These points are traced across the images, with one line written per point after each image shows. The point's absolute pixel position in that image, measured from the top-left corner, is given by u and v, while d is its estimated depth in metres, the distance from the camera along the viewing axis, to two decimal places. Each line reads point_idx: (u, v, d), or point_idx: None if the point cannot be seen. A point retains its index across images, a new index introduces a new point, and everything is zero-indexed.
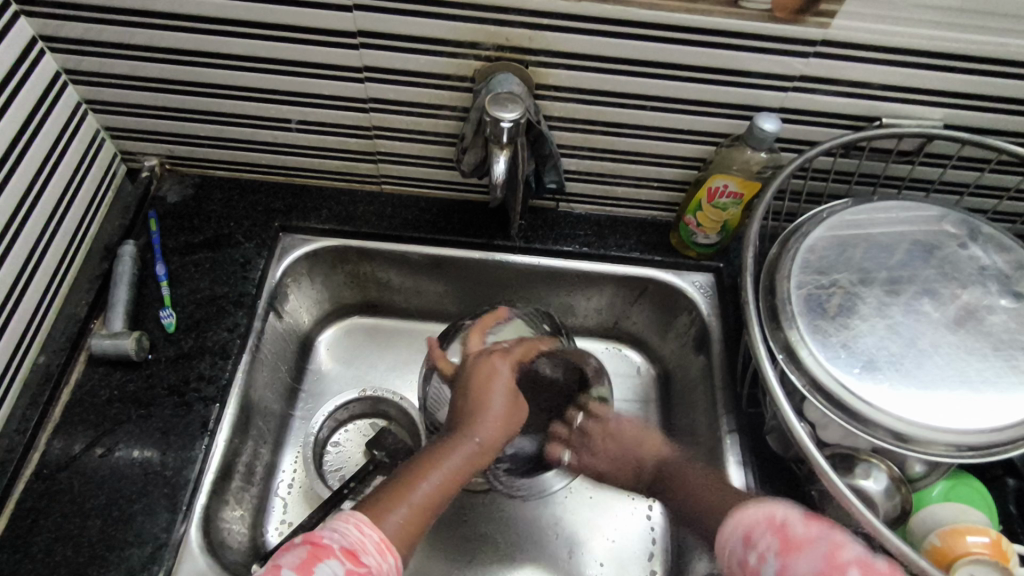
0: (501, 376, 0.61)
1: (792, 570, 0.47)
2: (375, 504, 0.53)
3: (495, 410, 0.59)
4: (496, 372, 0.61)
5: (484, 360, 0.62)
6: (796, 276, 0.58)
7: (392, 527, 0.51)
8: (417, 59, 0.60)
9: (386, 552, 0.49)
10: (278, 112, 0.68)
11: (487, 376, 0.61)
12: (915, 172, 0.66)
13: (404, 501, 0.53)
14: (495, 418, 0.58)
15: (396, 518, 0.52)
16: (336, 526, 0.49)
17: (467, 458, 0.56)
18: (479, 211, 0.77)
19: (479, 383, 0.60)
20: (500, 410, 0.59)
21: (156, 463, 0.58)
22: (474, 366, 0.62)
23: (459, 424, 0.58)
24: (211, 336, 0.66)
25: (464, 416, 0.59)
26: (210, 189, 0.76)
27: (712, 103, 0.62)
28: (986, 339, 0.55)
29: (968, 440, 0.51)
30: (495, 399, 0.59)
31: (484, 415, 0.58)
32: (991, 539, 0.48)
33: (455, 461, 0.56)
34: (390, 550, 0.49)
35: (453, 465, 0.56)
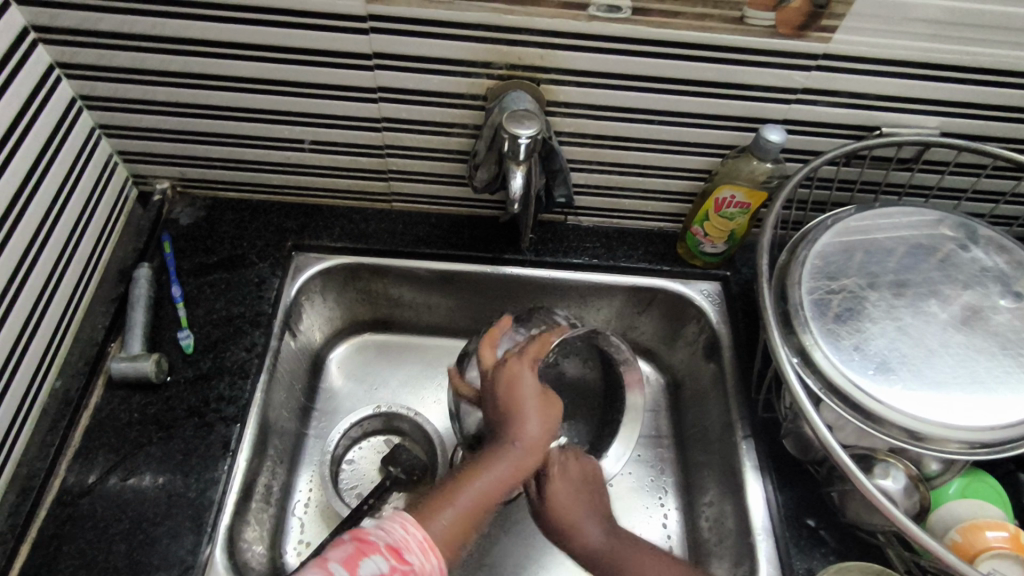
0: (528, 378, 0.60)
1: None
2: (421, 510, 0.53)
3: (530, 415, 0.58)
4: (528, 375, 0.61)
5: (515, 362, 0.61)
6: (806, 282, 0.60)
7: (443, 534, 0.51)
8: (430, 79, 0.62)
9: (429, 550, 0.49)
10: (291, 133, 0.69)
11: (514, 381, 0.60)
12: (914, 179, 0.69)
13: (451, 505, 0.53)
14: (532, 419, 0.58)
15: (443, 524, 0.52)
16: (383, 522, 0.49)
17: (510, 463, 0.56)
18: (489, 225, 0.78)
19: (511, 385, 0.60)
20: (534, 411, 0.59)
21: (179, 484, 0.58)
22: (503, 370, 0.61)
23: (497, 433, 0.58)
24: (229, 356, 0.66)
25: (501, 423, 0.58)
26: (222, 210, 0.76)
27: (718, 116, 0.64)
28: (992, 338, 0.57)
29: (982, 437, 0.52)
30: (529, 399, 0.59)
31: (521, 419, 0.58)
32: (1009, 534, 0.49)
33: (500, 467, 0.56)
34: (434, 549, 0.49)
35: (497, 470, 0.56)
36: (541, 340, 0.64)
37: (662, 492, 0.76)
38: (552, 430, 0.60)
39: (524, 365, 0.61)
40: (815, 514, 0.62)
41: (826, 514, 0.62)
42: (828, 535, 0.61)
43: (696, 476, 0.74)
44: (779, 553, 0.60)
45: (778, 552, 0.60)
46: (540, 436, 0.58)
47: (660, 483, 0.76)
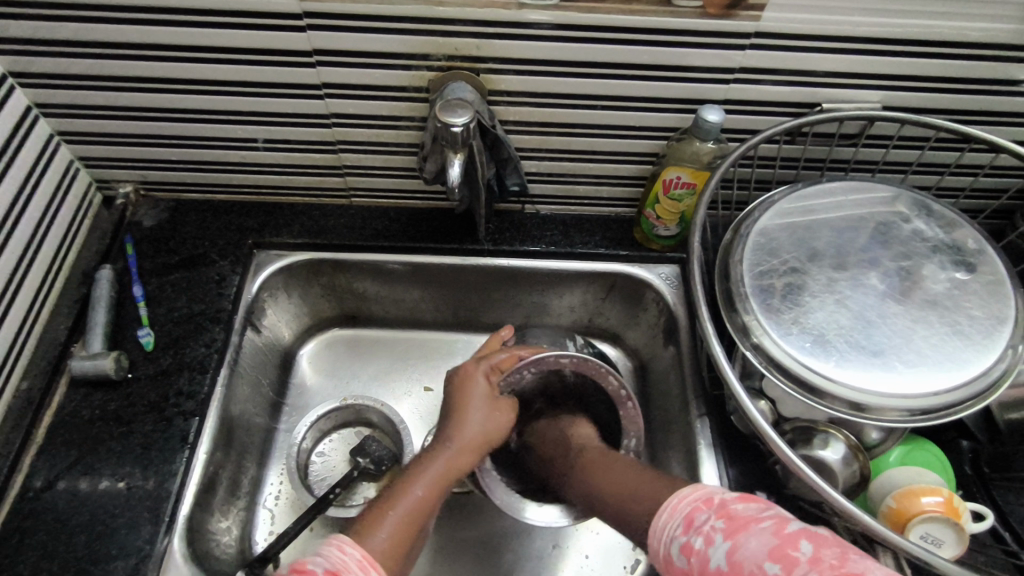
0: (479, 386, 0.62)
1: (739, 548, 0.42)
2: (361, 526, 0.52)
3: (476, 419, 0.60)
4: (481, 383, 0.62)
5: (464, 372, 0.63)
6: (748, 259, 0.61)
7: (378, 541, 0.50)
8: (373, 73, 0.63)
9: (369, 568, 0.47)
10: (244, 133, 0.70)
11: (465, 388, 0.62)
12: (859, 154, 0.69)
13: (390, 514, 0.52)
14: (476, 424, 0.59)
15: (381, 535, 0.51)
16: (323, 551, 0.48)
17: (450, 466, 0.57)
18: (448, 217, 0.79)
19: (460, 394, 0.61)
20: (480, 417, 0.60)
21: (138, 477, 0.60)
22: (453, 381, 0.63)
23: (440, 436, 0.59)
24: (189, 352, 0.67)
25: (447, 426, 0.60)
26: (184, 211, 0.78)
27: (659, 99, 0.64)
28: (931, 307, 0.57)
29: (921, 404, 0.52)
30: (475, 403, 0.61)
31: (465, 424, 0.59)
32: (943, 498, 0.50)
33: (439, 469, 0.56)
34: (373, 565, 0.48)
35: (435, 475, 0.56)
36: (507, 353, 0.65)
37: None
38: (495, 436, 0.60)
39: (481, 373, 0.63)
40: (766, 488, 0.62)
41: (777, 488, 0.62)
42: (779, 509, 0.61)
43: (660, 458, 0.75)
44: None
45: None
46: (484, 440, 0.59)
47: None
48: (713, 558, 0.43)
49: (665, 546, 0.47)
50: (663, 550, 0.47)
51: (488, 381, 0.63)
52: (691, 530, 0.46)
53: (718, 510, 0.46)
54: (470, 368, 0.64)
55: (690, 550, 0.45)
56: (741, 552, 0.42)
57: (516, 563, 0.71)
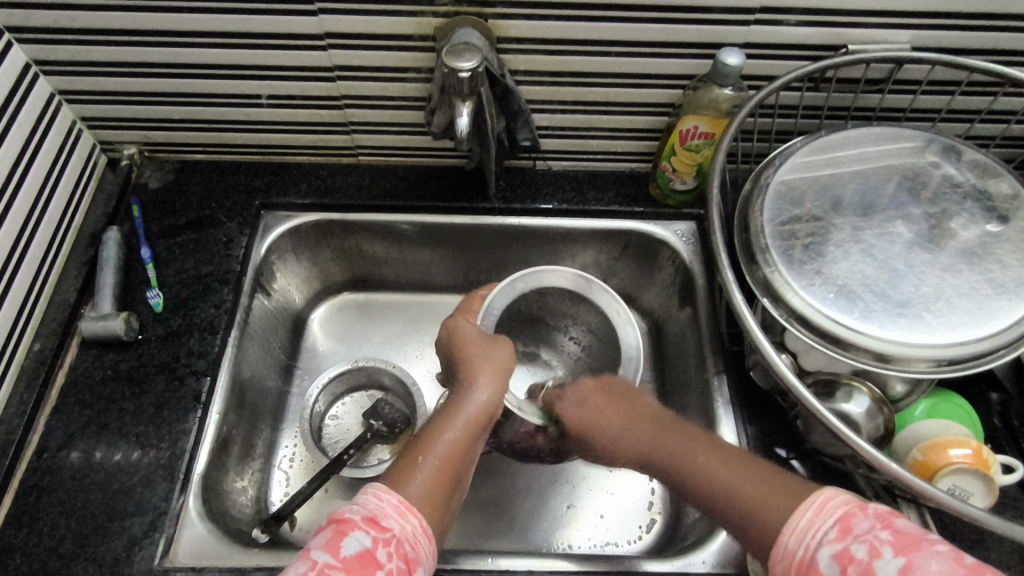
0: (472, 335, 0.62)
1: (918, 571, 0.36)
2: (394, 472, 0.51)
3: (485, 360, 0.60)
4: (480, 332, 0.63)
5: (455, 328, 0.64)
6: (768, 209, 0.58)
7: (420, 485, 0.50)
8: (376, 21, 0.60)
9: (408, 513, 0.47)
10: (247, 89, 0.68)
11: (461, 341, 0.62)
12: (886, 101, 0.66)
13: (423, 457, 0.52)
14: (485, 365, 0.59)
15: (417, 479, 0.50)
16: (361, 500, 0.47)
17: (478, 404, 0.57)
18: (457, 175, 0.77)
19: (459, 346, 0.61)
20: (486, 358, 0.60)
21: (152, 436, 0.60)
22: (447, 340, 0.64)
23: (458, 383, 0.59)
24: (198, 313, 0.67)
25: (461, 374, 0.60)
26: (190, 173, 0.77)
27: (675, 43, 0.62)
28: (961, 256, 0.55)
29: (950, 354, 0.50)
30: (474, 350, 0.61)
31: (479, 368, 0.59)
32: (973, 450, 0.48)
33: (468, 410, 0.56)
34: (412, 510, 0.47)
35: (462, 418, 0.55)
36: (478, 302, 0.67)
37: None
38: (508, 367, 0.60)
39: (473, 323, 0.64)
40: (786, 445, 0.61)
41: (797, 444, 0.61)
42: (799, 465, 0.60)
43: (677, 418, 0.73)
44: None
45: None
46: (500, 375, 0.59)
47: None
48: (879, 573, 0.37)
49: (807, 550, 0.41)
50: (791, 555, 0.42)
51: (478, 329, 0.63)
52: (850, 539, 0.39)
53: (881, 520, 0.40)
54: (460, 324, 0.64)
55: (849, 558, 0.39)
56: (919, 575, 0.36)
57: (532, 523, 0.71)
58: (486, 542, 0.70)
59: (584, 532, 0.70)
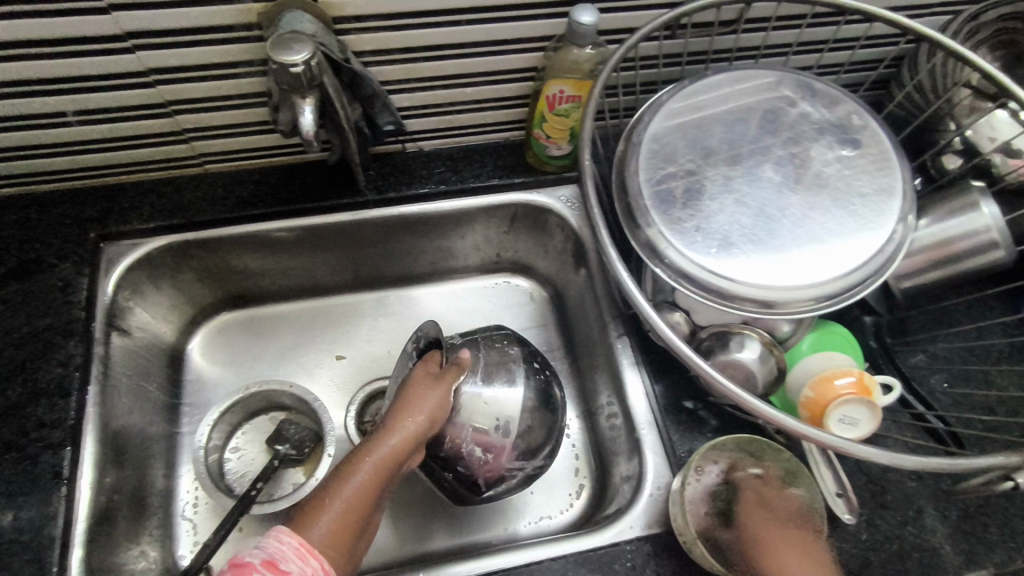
0: (441, 387, 0.55)
1: None
2: (298, 516, 0.46)
3: (435, 413, 0.53)
4: (445, 378, 0.56)
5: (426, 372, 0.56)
6: (644, 169, 0.57)
7: (319, 532, 0.45)
8: (185, 14, 0.52)
9: (307, 558, 0.43)
10: (45, 107, 0.58)
11: (429, 381, 0.55)
12: (741, 41, 0.66)
13: (337, 501, 0.46)
14: (433, 417, 0.53)
15: (320, 527, 0.45)
16: (263, 540, 0.44)
17: (399, 448, 0.50)
18: (322, 170, 0.71)
19: (418, 390, 0.54)
20: (438, 413, 0.54)
21: (10, 529, 0.52)
22: (419, 372, 0.56)
23: (392, 424, 0.52)
24: (43, 376, 0.58)
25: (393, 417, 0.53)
26: (1, 212, 0.66)
27: (526, 5, 0.58)
28: (826, 192, 0.57)
29: (824, 291, 0.53)
30: (435, 399, 0.54)
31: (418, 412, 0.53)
32: (856, 378, 0.51)
33: (392, 459, 0.50)
34: (313, 554, 0.44)
35: (383, 462, 0.49)
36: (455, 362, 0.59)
37: None
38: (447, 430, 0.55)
39: (449, 373, 0.57)
40: (692, 396, 0.63)
41: (702, 394, 0.63)
42: (706, 414, 0.62)
43: (590, 382, 0.73)
44: (663, 442, 0.61)
45: (662, 442, 0.61)
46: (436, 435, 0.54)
47: None
48: None
49: None
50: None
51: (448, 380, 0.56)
52: None
53: None
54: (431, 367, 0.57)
55: None
56: None
57: (462, 515, 0.69)
58: (419, 547, 0.67)
59: (518, 513, 0.69)
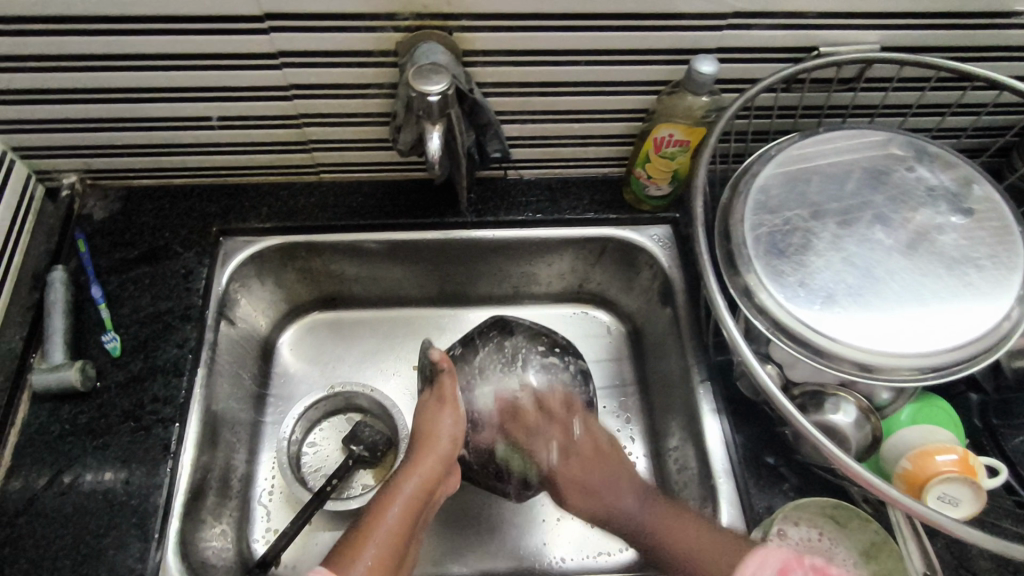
0: (447, 414, 0.60)
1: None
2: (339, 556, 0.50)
3: (446, 441, 0.59)
4: (450, 400, 0.61)
5: (428, 404, 0.62)
6: (749, 218, 0.58)
7: (363, 566, 0.49)
8: (332, 38, 0.57)
9: None
10: (195, 111, 0.64)
11: (433, 413, 0.61)
12: (858, 99, 0.66)
13: (372, 537, 0.51)
14: (444, 445, 0.59)
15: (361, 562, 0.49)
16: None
17: (421, 484, 0.56)
18: (426, 189, 0.74)
19: (427, 423, 0.60)
20: (448, 438, 0.59)
21: (121, 492, 0.57)
22: (421, 406, 0.62)
23: (408, 460, 0.58)
24: (161, 355, 0.63)
25: (409, 455, 0.58)
26: (138, 200, 0.72)
27: (647, 51, 0.60)
28: (939, 260, 0.55)
29: (932, 362, 0.51)
30: (442, 427, 0.60)
31: (432, 446, 0.58)
32: (958, 457, 0.50)
33: (413, 490, 0.55)
34: None
35: (407, 496, 0.55)
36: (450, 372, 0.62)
37: (631, 439, 0.75)
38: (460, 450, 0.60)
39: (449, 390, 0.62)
40: (773, 452, 0.62)
41: (784, 451, 0.62)
42: (787, 472, 0.61)
43: (662, 422, 0.72)
44: (740, 494, 0.59)
45: (739, 494, 0.59)
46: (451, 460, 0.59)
47: (629, 430, 0.75)
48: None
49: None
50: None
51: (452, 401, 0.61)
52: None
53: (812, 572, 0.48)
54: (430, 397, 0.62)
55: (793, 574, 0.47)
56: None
57: (525, 539, 0.69)
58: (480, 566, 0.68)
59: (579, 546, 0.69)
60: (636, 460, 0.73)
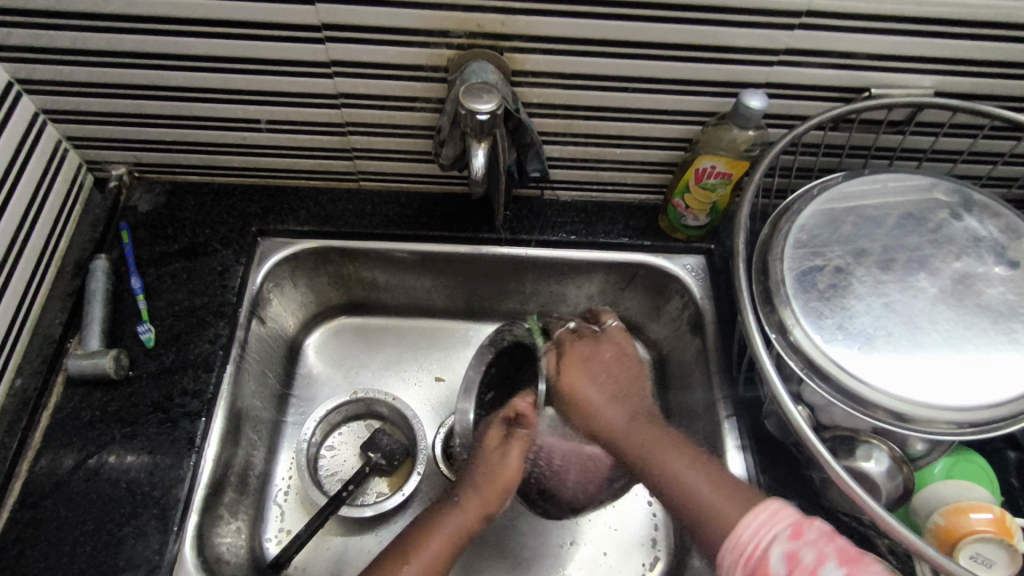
0: (510, 460, 0.55)
1: None
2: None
3: (509, 487, 0.55)
4: (518, 442, 0.56)
5: (491, 440, 0.56)
6: (789, 255, 0.57)
7: None
8: (386, 51, 0.58)
9: None
10: (246, 113, 0.65)
11: (497, 452, 0.55)
12: (906, 142, 0.65)
13: (401, 572, 0.52)
14: (506, 491, 0.55)
15: None
16: None
17: (484, 496, 0.55)
18: (463, 203, 0.75)
19: (492, 461, 0.55)
20: (512, 484, 0.55)
21: (144, 482, 0.57)
22: (483, 433, 0.57)
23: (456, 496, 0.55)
24: (192, 349, 0.64)
25: (460, 487, 0.56)
26: (182, 195, 0.73)
27: (696, 82, 0.60)
28: (983, 312, 0.54)
29: (971, 417, 0.50)
30: (510, 473, 0.55)
31: (505, 464, 0.55)
32: (994, 515, 0.49)
33: (449, 529, 0.54)
34: None
35: (446, 533, 0.54)
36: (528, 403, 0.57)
37: None
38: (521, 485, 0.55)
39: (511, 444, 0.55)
40: (798, 495, 0.60)
41: (810, 495, 0.60)
42: (811, 516, 0.59)
43: None
44: None
45: None
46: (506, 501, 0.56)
47: None
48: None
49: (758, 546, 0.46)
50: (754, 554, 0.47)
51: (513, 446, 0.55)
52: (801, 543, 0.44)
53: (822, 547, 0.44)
54: (497, 430, 0.56)
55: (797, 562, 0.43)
56: None
57: (536, 561, 0.68)
58: None
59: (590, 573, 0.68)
60: None
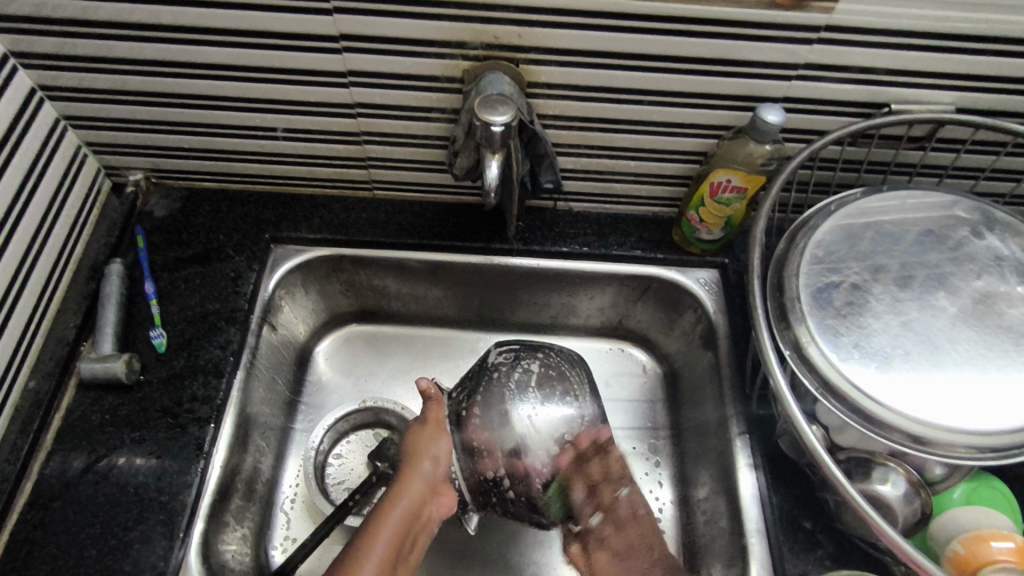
0: (441, 441, 0.59)
1: None
2: None
3: (434, 470, 0.58)
4: (439, 425, 0.60)
5: (415, 432, 0.60)
6: (805, 271, 0.56)
7: None
8: (402, 62, 0.58)
9: None
10: (262, 121, 0.66)
11: (424, 439, 0.59)
12: (927, 159, 0.64)
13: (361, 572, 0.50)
14: (435, 470, 0.58)
15: None
16: None
17: (410, 507, 0.55)
18: (475, 213, 0.75)
19: (418, 451, 0.59)
20: (437, 468, 0.58)
21: (152, 487, 0.57)
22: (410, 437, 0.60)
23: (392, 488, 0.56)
24: (203, 354, 0.64)
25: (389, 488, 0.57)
26: (197, 202, 0.74)
27: (712, 95, 0.59)
28: (1005, 333, 0.53)
29: (992, 441, 0.49)
30: (438, 453, 0.59)
31: (418, 469, 0.58)
32: (1016, 545, 0.47)
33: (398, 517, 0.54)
34: None
35: (394, 524, 0.54)
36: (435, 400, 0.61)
37: (658, 484, 0.72)
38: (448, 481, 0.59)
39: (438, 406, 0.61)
40: (811, 516, 0.59)
41: (823, 517, 0.59)
42: (824, 539, 0.58)
43: (692, 470, 0.70)
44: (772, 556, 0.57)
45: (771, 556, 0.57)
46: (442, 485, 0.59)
47: (656, 475, 0.73)
48: None
49: None
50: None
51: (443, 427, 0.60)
52: None
53: None
54: (419, 424, 0.61)
55: None
56: None
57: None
58: None
59: None
60: (662, 506, 0.71)
